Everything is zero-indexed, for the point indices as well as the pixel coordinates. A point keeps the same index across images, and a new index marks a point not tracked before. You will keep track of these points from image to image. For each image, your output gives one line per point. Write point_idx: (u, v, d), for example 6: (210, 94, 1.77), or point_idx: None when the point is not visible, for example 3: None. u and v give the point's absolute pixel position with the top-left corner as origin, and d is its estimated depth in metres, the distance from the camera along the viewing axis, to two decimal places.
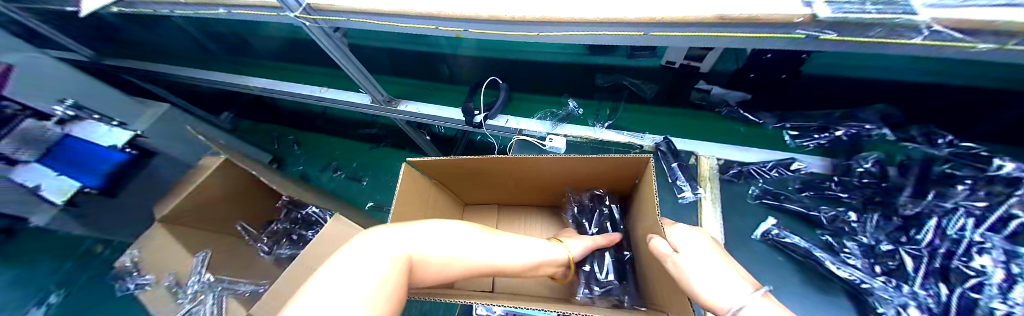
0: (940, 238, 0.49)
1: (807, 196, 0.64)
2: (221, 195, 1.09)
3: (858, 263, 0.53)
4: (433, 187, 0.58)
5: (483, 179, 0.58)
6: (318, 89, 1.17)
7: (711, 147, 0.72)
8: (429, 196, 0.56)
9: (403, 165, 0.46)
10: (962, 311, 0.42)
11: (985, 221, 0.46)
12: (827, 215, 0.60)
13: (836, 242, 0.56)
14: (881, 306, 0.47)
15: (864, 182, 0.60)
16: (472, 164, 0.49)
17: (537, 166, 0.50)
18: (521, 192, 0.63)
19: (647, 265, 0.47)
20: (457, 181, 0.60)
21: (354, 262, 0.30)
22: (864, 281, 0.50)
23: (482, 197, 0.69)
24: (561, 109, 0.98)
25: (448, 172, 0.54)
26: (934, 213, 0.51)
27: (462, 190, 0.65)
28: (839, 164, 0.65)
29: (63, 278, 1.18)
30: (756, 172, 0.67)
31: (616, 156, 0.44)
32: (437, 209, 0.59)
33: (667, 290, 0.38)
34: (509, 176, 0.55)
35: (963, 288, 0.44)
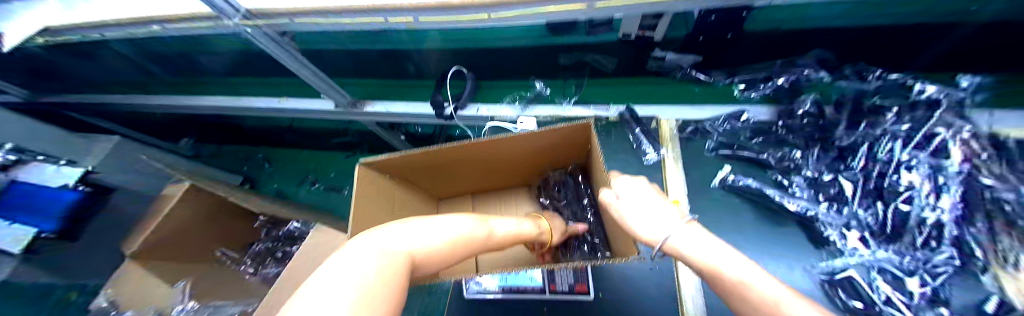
0: (872, 162, 0.56)
1: (758, 142, 0.67)
2: (187, 225, 1.04)
3: (804, 194, 0.60)
4: (398, 185, 0.58)
5: (446, 170, 0.59)
6: (280, 101, 1.13)
7: (672, 110, 0.75)
8: (395, 194, 0.56)
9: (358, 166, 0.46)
10: (897, 225, 0.51)
11: (910, 143, 0.53)
12: (775, 157, 0.65)
13: (781, 178, 0.63)
14: (827, 230, 0.56)
15: (807, 122, 0.64)
16: (428, 155, 0.50)
17: (495, 149, 0.51)
18: (488, 176, 0.65)
19: (608, 220, 0.51)
20: (422, 176, 0.60)
21: (350, 263, 0.28)
22: (810, 209, 0.58)
23: (453, 189, 0.70)
24: (529, 91, 1.06)
25: (408, 167, 0.54)
26: (867, 140, 0.58)
27: (431, 184, 0.65)
28: (782, 110, 0.68)
29: None
30: (710, 128, 0.70)
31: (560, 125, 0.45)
32: (405, 204, 0.59)
33: (621, 235, 0.41)
34: (471, 162, 0.56)
35: (896, 202, 0.52)
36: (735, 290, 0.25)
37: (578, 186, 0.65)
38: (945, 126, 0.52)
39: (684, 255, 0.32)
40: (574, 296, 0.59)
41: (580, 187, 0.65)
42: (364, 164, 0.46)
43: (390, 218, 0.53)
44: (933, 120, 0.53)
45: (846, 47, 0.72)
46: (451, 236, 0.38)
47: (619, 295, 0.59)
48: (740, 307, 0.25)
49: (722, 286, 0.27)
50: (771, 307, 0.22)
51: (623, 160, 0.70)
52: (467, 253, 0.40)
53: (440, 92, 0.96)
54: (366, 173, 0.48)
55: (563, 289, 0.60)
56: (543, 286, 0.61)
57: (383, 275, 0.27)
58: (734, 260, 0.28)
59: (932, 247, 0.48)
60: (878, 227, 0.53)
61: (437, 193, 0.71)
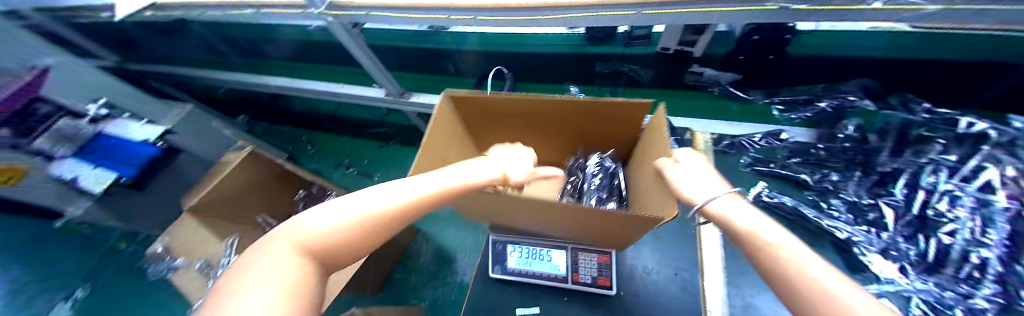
0: (915, 192, 0.55)
1: (796, 162, 0.69)
2: (243, 186, 1.15)
3: (842, 216, 0.61)
4: (461, 128, 0.63)
5: (502, 124, 0.63)
6: (334, 85, 1.24)
7: (706, 123, 0.77)
8: (457, 134, 0.61)
9: (441, 94, 0.52)
10: (939, 256, 0.51)
11: (956, 173, 0.51)
12: (815, 178, 0.66)
13: (819, 199, 0.65)
14: (864, 254, 0.56)
15: (847, 146, 0.64)
16: (494, 102, 0.53)
17: (550, 112, 0.54)
18: (533, 139, 0.67)
19: (641, 196, 0.52)
20: (482, 125, 0.65)
21: (269, 266, 0.25)
22: (854, 234, 0.58)
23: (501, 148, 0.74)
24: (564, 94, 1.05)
25: (475, 110, 0.59)
26: (910, 168, 0.57)
27: (485, 138, 0.70)
28: (824, 132, 0.68)
29: (91, 272, 1.26)
30: (747, 144, 0.72)
31: (615, 99, 0.44)
32: (460, 145, 0.63)
33: (654, 202, 0.43)
34: (525, 120, 0.59)
35: (938, 235, 0.51)
36: (763, 252, 0.25)
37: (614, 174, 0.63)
38: (994, 159, 0.47)
39: (723, 220, 0.30)
40: (595, 290, 0.61)
41: (614, 178, 0.63)
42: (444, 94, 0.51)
43: (446, 152, 0.57)
44: (984, 151, 0.49)
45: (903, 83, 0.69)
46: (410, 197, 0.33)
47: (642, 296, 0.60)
48: (765, 269, 0.25)
49: (747, 249, 0.27)
50: (791, 269, 0.22)
51: None
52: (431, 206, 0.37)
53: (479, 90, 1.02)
54: (443, 102, 0.53)
55: (586, 280, 0.62)
56: (566, 275, 0.64)
57: (303, 270, 0.26)
58: (772, 226, 0.27)
59: (976, 281, 0.47)
60: (918, 257, 0.53)
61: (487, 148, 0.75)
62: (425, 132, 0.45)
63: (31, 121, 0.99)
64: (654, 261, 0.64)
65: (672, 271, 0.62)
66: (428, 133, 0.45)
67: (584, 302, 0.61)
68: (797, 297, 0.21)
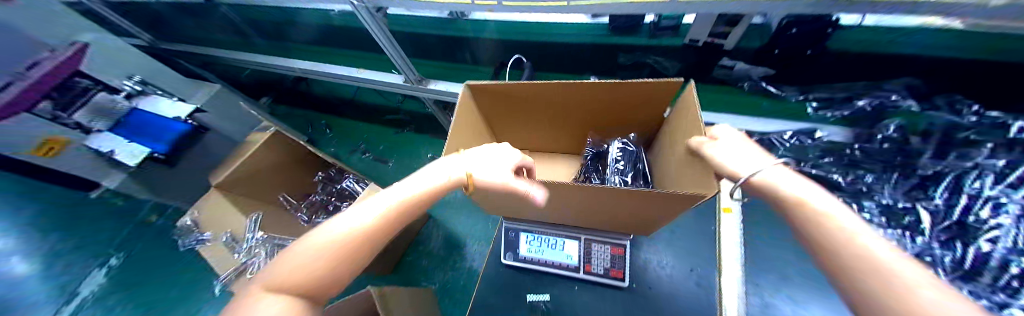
0: (957, 196, 0.48)
1: (828, 162, 0.64)
2: (271, 164, 1.19)
3: (871, 217, 0.55)
4: (484, 121, 0.62)
5: (524, 113, 0.60)
6: (354, 70, 1.25)
7: (734, 118, 0.75)
8: (478, 125, 0.59)
9: (464, 86, 0.50)
10: (976, 264, 0.44)
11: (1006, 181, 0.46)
12: (846, 179, 0.61)
13: (852, 202, 0.58)
14: None
15: (885, 147, 0.59)
16: (519, 89, 0.51)
17: (576, 97, 0.51)
18: (556, 128, 0.65)
19: (672, 178, 0.48)
20: (502, 116, 0.63)
21: (255, 304, 0.29)
22: None
23: (520, 139, 0.71)
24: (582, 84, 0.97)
25: (496, 100, 0.57)
26: (954, 171, 0.50)
27: (505, 129, 0.67)
28: (861, 132, 0.63)
29: (124, 242, 1.34)
30: (777, 141, 0.70)
31: (647, 80, 0.43)
32: (481, 138, 0.62)
33: (687, 178, 0.42)
34: (548, 107, 0.57)
35: (976, 242, 0.45)
36: (813, 220, 0.26)
37: (638, 160, 0.57)
38: None
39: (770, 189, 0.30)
40: (607, 281, 0.62)
41: (637, 162, 0.56)
42: (468, 85, 0.51)
43: (470, 142, 0.55)
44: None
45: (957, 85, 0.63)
46: (378, 214, 0.36)
47: (655, 289, 0.60)
48: (812, 238, 0.26)
49: (794, 218, 0.28)
50: (846, 238, 0.23)
51: None
52: (405, 218, 0.38)
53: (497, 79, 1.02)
54: (467, 94, 0.52)
55: (598, 271, 0.62)
56: (578, 265, 0.64)
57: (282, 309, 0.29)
58: (822, 197, 0.27)
59: (1013, 291, 0.42)
60: (953, 264, 0.46)
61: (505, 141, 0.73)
62: (452, 119, 0.46)
63: (70, 95, 1.04)
64: (669, 257, 0.63)
65: (687, 268, 0.61)
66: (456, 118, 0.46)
67: (597, 292, 0.61)
68: (844, 265, 0.23)
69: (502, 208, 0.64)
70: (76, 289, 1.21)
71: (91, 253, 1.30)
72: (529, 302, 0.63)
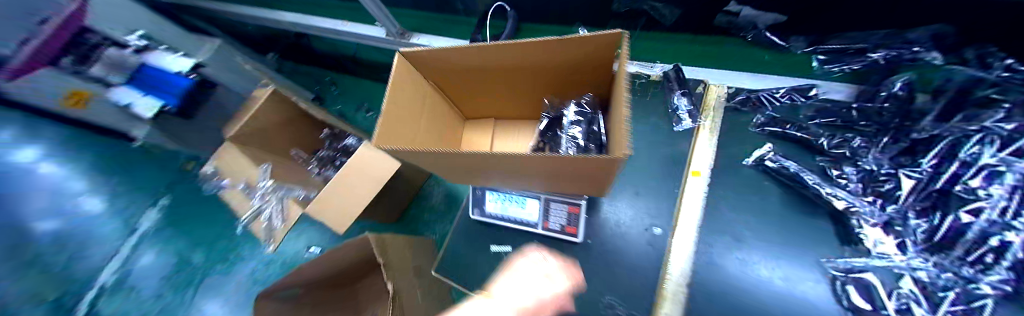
0: (948, 163, 0.45)
1: (819, 125, 0.58)
2: (276, 119, 1.26)
3: (849, 184, 0.51)
4: (433, 93, 0.55)
5: (476, 82, 0.55)
6: (339, 23, 1.22)
7: (723, 74, 0.68)
8: (427, 98, 0.52)
9: (399, 53, 0.42)
10: (950, 236, 0.44)
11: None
12: (832, 141, 0.55)
13: (831, 166, 0.54)
14: (861, 227, 0.49)
15: (885, 107, 0.54)
16: (460, 53, 0.44)
17: (523, 57, 0.44)
18: (514, 96, 0.59)
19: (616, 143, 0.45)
20: (456, 87, 0.57)
21: None
22: (854, 204, 0.49)
23: (481, 108, 0.66)
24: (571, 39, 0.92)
25: (442, 69, 0.50)
26: (952, 136, 0.45)
27: (461, 99, 0.62)
28: (864, 90, 0.58)
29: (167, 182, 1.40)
30: (766, 99, 0.63)
31: (591, 34, 0.37)
32: (434, 111, 0.56)
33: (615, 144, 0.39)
34: (498, 73, 0.50)
35: (956, 212, 0.43)
36: None
37: (595, 123, 0.53)
38: None
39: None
40: (563, 236, 0.62)
41: (593, 125, 0.53)
42: (402, 53, 0.43)
43: (417, 117, 0.49)
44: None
45: (1004, 34, 0.48)
46: None
47: (606, 246, 0.61)
48: None
49: None
50: None
51: (654, 124, 0.68)
52: None
53: (481, 33, 0.96)
54: (403, 62, 0.44)
55: (553, 228, 0.63)
56: (538, 222, 0.64)
57: None
58: None
59: (986, 266, 0.41)
60: (924, 235, 0.46)
61: (463, 112, 0.68)
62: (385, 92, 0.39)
63: (83, 50, 1.08)
64: (627, 215, 0.63)
65: (639, 228, 0.61)
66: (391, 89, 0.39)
67: (558, 245, 0.64)
68: None
69: (466, 181, 0.61)
70: (137, 224, 1.28)
71: (149, 193, 1.36)
72: (492, 252, 0.68)
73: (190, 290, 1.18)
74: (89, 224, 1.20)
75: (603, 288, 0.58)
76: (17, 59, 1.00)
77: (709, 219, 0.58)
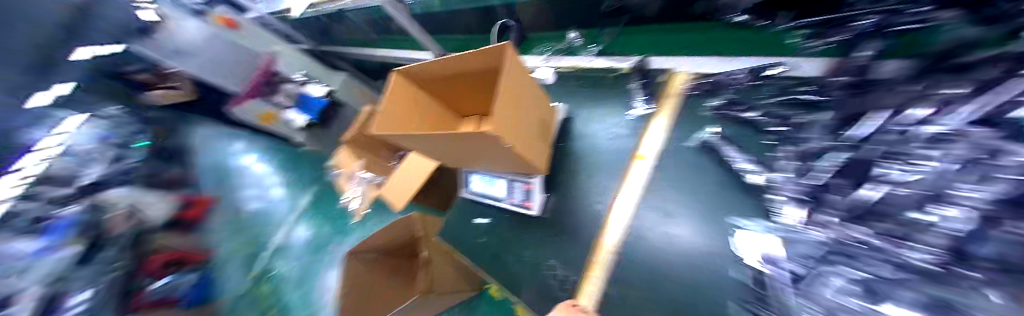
0: (885, 133, 0.39)
1: (772, 103, 0.56)
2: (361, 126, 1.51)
3: (783, 165, 0.48)
4: (427, 96, 0.77)
5: (450, 87, 0.73)
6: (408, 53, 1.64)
7: (692, 63, 0.73)
8: (421, 101, 0.75)
9: (393, 73, 0.65)
10: (876, 212, 0.37)
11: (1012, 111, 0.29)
12: (775, 121, 0.54)
13: (775, 146, 0.52)
14: (780, 205, 0.46)
15: (844, 80, 0.47)
16: (429, 69, 0.64)
17: (466, 71, 0.61)
18: (482, 98, 0.76)
19: (526, 127, 0.57)
20: (441, 91, 0.77)
21: None
22: (773, 182, 0.48)
23: (466, 108, 0.86)
24: (563, 41, 1.09)
25: (428, 79, 0.71)
26: (900, 103, 0.39)
27: (450, 100, 0.82)
28: (836, 63, 0.51)
29: (321, 176, 1.78)
30: (725, 81, 0.62)
31: (491, 53, 0.51)
32: (429, 109, 0.78)
33: (514, 128, 0.52)
34: (461, 82, 0.69)
35: (877, 185, 0.37)
36: None
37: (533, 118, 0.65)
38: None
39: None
40: (521, 209, 0.75)
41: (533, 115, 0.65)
42: (396, 72, 0.65)
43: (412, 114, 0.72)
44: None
45: None
46: None
47: (553, 217, 0.71)
48: None
49: None
50: None
51: (613, 112, 0.75)
52: None
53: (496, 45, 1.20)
54: (397, 77, 0.66)
55: (515, 202, 0.76)
56: (504, 197, 0.79)
57: None
58: None
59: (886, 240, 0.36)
60: (842, 214, 0.40)
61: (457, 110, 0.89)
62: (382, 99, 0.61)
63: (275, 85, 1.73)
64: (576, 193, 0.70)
65: (585, 203, 0.67)
66: (385, 97, 0.61)
67: (520, 217, 0.77)
68: None
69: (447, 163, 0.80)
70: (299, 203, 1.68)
71: (311, 184, 1.74)
72: (474, 223, 0.85)
73: (319, 255, 1.47)
74: (271, 207, 1.65)
75: (550, 253, 0.67)
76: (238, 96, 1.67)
77: (646, 199, 0.60)
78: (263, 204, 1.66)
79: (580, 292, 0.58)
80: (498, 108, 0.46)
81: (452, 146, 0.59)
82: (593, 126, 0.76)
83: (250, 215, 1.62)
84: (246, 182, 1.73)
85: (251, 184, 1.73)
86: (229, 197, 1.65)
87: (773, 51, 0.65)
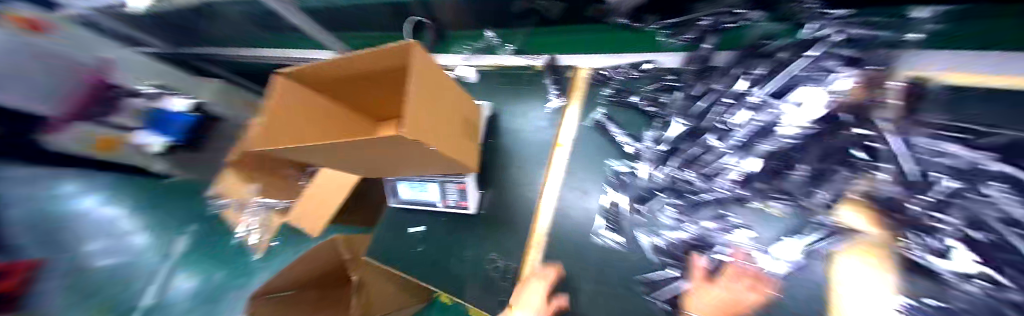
0: (722, 105, 0.54)
1: (649, 90, 0.68)
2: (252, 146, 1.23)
3: (647, 136, 0.64)
4: (323, 100, 0.67)
5: (355, 89, 0.66)
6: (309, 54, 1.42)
7: (594, 60, 0.81)
8: (318, 106, 0.64)
9: (274, 75, 0.53)
10: (710, 166, 0.53)
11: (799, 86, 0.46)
12: (648, 103, 0.67)
13: (648, 122, 0.66)
14: (652, 172, 0.60)
15: (691, 70, 0.64)
16: (324, 71, 0.55)
17: (372, 72, 0.55)
18: (396, 99, 0.71)
19: (448, 128, 0.56)
20: (343, 93, 0.68)
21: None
22: (642, 152, 0.63)
23: (379, 109, 0.79)
24: (480, 40, 1.11)
25: (322, 82, 0.61)
26: (724, 87, 0.56)
27: (355, 101, 0.74)
28: (692, 56, 0.66)
29: (190, 213, 1.37)
30: (612, 75, 0.74)
31: (398, 54, 0.47)
32: (330, 114, 0.68)
33: (436, 129, 0.51)
34: (369, 84, 0.62)
35: (716, 142, 0.53)
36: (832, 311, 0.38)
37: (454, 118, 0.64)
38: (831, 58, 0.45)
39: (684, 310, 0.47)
40: (459, 210, 0.74)
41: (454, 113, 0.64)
42: (278, 74, 0.53)
43: (307, 122, 0.61)
44: (821, 54, 0.46)
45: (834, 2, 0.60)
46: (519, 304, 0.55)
47: (490, 211, 0.73)
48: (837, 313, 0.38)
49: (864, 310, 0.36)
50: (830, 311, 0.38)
51: (534, 107, 0.80)
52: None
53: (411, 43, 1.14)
54: (281, 80, 0.54)
55: (451, 204, 0.74)
56: (439, 201, 0.76)
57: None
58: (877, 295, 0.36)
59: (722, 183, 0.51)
60: (691, 169, 0.56)
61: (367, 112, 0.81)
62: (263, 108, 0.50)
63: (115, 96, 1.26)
64: (507, 184, 0.73)
65: (517, 195, 0.71)
66: (267, 106, 0.50)
67: (459, 218, 0.75)
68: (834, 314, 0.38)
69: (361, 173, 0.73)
70: (168, 250, 1.28)
71: (177, 223, 1.33)
72: (410, 233, 0.81)
73: (217, 306, 1.21)
74: (131, 262, 1.21)
75: (491, 248, 0.68)
76: (54, 118, 1.15)
77: (568, 183, 0.67)
78: (122, 258, 1.21)
79: (521, 276, 0.62)
80: (415, 113, 0.44)
81: (368, 155, 0.55)
82: (515, 120, 0.80)
83: (101, 276, 1.15)
84: (79, 234, 1.15)
85: (91, 234, 1.18)
86: (58, 257, 1.09)
87: (649, 46, 0.82)
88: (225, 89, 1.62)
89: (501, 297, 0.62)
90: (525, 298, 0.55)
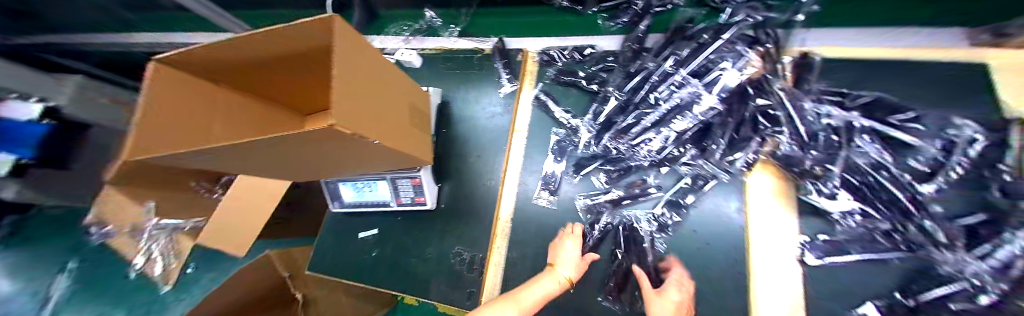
0: (656, 85, 0.60)
1: (595, 69, 0.71)
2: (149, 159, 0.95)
3: (591, 111, 0.65)
4: (219, 91, 0.54)
5: (266, 76, 0.55)
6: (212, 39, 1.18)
7: (539, 43, 0.81)
8: (212, 99, 0.52)
9: (149, 63, 0.40)
10: (649, 138, 0.57)
11: (715, 65, 0.55)
12: (591, 82, 0.69)
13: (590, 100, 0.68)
14: (597, 148, 0.62)
15: (632, 48, 0.69)
16: (223, 55, 0.44)
17: (290, 56, 0.47)
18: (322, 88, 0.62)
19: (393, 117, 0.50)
20: (249, 81, 0.57)
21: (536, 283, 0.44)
22: (586, 130, 0.64)
23: (298, 100, 0.68)
24: (419, 21, 1.03)
25: (221, 68, 0.49)
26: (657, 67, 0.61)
27: (266, 90, 0.62)
28: (631, 37, 0.72)
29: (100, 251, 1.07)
30: (557, 56, 0.76)
31: (323, 31, 0.40)
32: (231, 108, 0.56)
33: (377, 120, 0.45)
34: (285, 69, 0.53)
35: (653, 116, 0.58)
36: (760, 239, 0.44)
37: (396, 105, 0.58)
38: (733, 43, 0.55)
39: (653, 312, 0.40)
40: (416, 207, 0.69)
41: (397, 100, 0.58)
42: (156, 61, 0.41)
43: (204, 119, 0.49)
44: (732, 36, 0.56)
45: None
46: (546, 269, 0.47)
47: (446, 203, 0.69)
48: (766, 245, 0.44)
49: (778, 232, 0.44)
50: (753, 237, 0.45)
51: (485, 91, 0.77)
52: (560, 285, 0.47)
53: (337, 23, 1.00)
54: (160, 70, 0.42)
55: (406, 201, 0.69)
56: (391, 200, 0.69)
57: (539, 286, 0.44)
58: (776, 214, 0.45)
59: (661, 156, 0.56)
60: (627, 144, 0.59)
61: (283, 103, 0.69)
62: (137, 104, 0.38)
63: None
64: (462, 172, 0.71)
65: (475, 183, 0.69)
66: (140, 105, 0.37)
67: (422, 214, 0.71)
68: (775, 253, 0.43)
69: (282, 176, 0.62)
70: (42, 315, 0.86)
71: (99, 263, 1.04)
72: (361, 238, 0.73)
73: None
74: None
75: (456, 241, 0.65)
76: None
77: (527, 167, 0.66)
78: None
79: (488, 268, 0.60)
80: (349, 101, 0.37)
81: (290, 156, 0.46)
82: (466, 106, 0.77)
83: None
84: None
85: None
86: None
87: (590, 30, 0.85)
88: (87, 87, 1.24)
89: (470, 291, 0.60)
90: (561, 253, 0.50)
